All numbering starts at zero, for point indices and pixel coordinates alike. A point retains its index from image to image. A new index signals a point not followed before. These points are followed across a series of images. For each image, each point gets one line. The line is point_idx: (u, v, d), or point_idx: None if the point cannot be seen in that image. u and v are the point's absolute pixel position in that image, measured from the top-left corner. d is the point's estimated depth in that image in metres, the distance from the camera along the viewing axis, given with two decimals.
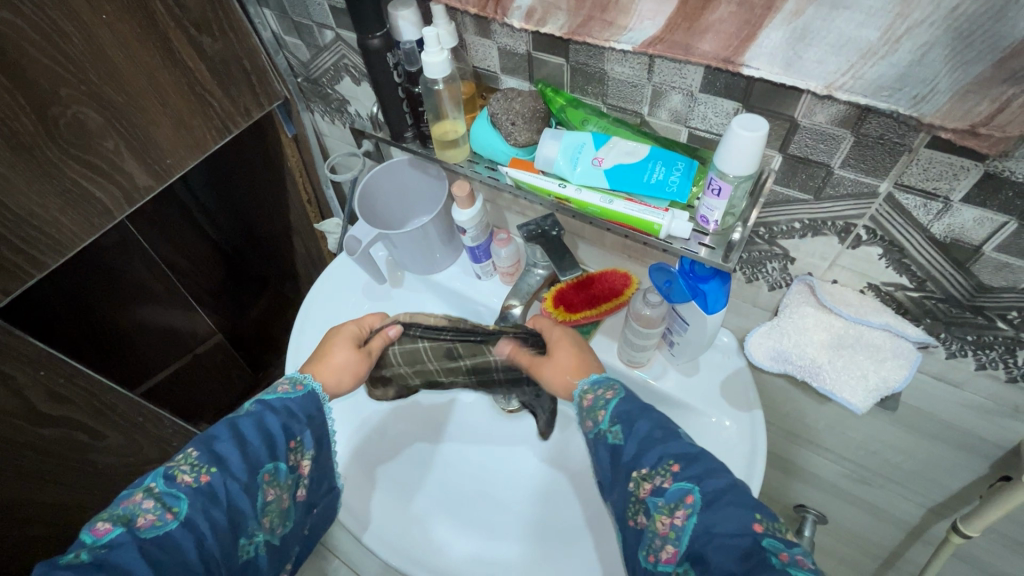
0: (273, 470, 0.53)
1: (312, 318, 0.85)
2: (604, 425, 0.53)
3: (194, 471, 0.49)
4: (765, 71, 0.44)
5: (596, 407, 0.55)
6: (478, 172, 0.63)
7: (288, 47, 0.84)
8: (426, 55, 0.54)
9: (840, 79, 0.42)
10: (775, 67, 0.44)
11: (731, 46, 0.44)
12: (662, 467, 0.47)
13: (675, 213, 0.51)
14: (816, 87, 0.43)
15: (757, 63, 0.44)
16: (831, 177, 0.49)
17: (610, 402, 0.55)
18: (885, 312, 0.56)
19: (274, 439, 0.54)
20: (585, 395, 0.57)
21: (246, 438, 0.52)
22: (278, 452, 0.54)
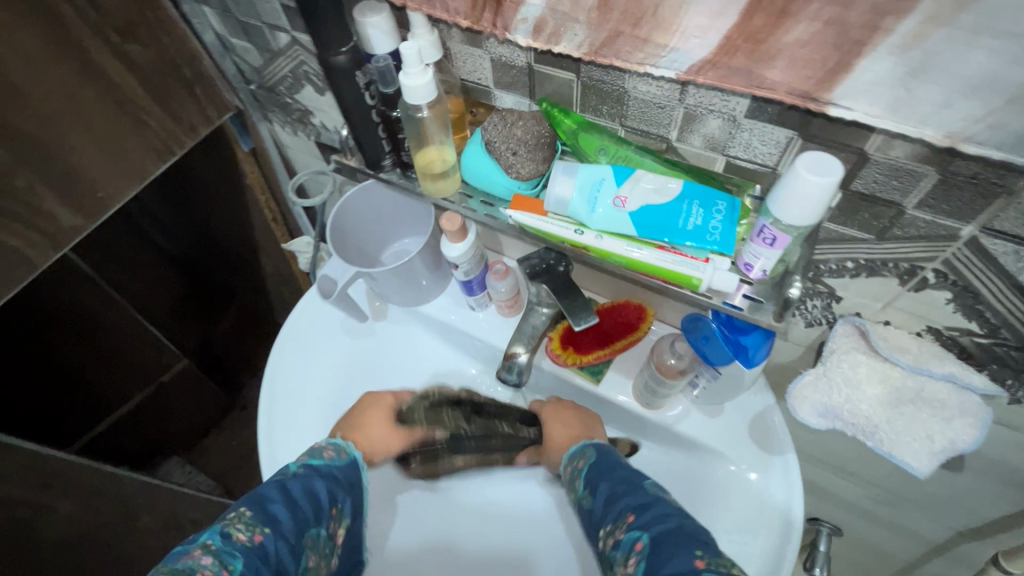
0: (316, 535, 0.49)
1: (285, 362, 0.74)
2: (579, 492, 0.55)
3: (249, 530, 0.44)
4: (860, 112, 0.36)
5: (574, 478, 0.57)
6: (473, 208, 0.54)
7: (236, 51, 0.70)
8: (405, 76, 0.44)
9: (970, 128, 0.34)
10: (876, 110, 0.35)
11: (813, 79, 0.35)
12: (619, 520, 0.47)
13: (716, 263, 0.43)
14: (932, 134, 0.35)
15: (853, 100, 0.35)
16: (901, 217, 0.42)
17: (582, 470, 0.57)
18: (948, 359, 0.48)
19: (320, 502, 0.51)
20: (568, 463, 0.60)
21: (298, 500, 0.49)
22: (320, 516, 0.50)
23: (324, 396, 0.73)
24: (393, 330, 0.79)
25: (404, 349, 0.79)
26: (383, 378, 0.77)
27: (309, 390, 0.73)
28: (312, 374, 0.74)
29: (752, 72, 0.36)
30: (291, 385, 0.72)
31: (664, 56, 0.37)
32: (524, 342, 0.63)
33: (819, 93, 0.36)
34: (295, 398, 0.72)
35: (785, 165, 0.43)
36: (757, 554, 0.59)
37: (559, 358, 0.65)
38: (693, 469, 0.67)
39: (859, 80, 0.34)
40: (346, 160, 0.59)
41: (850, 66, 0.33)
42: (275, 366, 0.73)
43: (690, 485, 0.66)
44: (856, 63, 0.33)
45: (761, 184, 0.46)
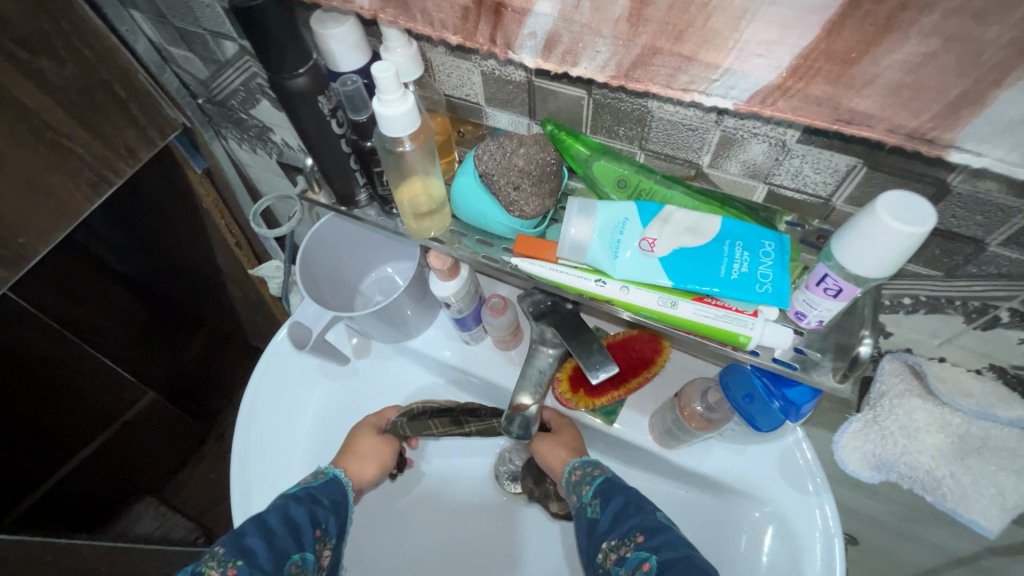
0: (302, 560, 0.47)
1: (258, 427, 0.64)
2: (586, 498, 0.52)
3: (221, 565, 0.43)
4: (989, 158, 0.27)
5: (583, 483, 0.54)
6: (468, 248, 0.46)
7: (176, 61, 0.61)
8: (381, 104, 0.35)
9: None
10: (1014, 157, 0.26)
11: (920, 115, 0.26)
12: (627, 539, 0.46)
13: (766, 315, 0.36)
14: None
15: (983, 145, 0.26)
16: (980, 254, 0.35)
17: (597, 478, 0.53)
18: (1016, 402, 0.41)
19: (300, 526, 0.49)
20: (573, 471, 0.56)
21: (274, 529, 0.47)
22: (304, 540, 0.48)
23: (307, 463, 0.64)
24: (381, 372, 0.70)
25: (394, 395, 0.70)
26: None
27: (289, 456, 0.63)
28: (292, 437, 0.64)
29: (838, 102, 0.27)
30: (268, 453, 0.63)
31: (715, 79, 0.29)
32: (531, 390, 0.55)
33: (936, 134, 0.27)
34: (273, 469, 0.62)
35: (841, 196, 0.36)
36: None
37: (569, 402, 0.59)
38: (716, 515, 0.60)
39: (996, 120, 0.25)
40: (314, 194, 0.50)
41: (984, 100, 0.25)
42: (248, 433, 0.63)
43: (712, 533, 0.59)
44: (994, 95, 0.24)
45: (800, 214, 0.39)
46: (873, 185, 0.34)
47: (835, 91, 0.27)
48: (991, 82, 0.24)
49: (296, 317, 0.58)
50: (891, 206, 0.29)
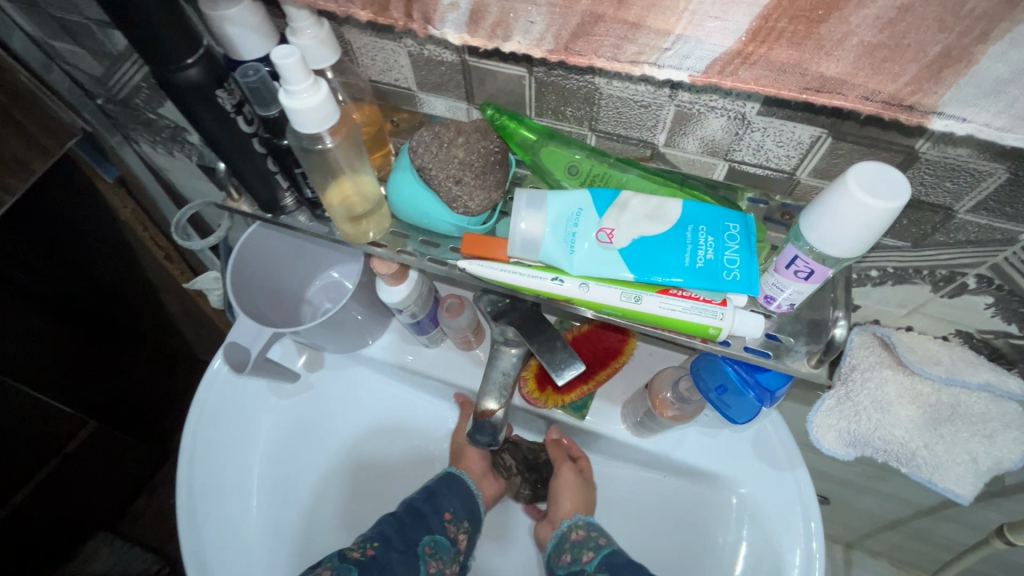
0: (434, 542, 0.55)
1: (202, 472, 0.57)
2: (592, 567, 0.53)
3: (360, 547, 0.52)
4: (975, 124, 0.25)
5: (584, 547, 0.55)
6: (412, 251, 0.41)
7: (64, 57, 0.53)
8: (289, 96, 0.30)
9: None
10: (1001, 121, 0.24)
11: (895, 77, 0.24)
12: None
13: (735, 303, 0.34)
14: None
15: (967, 109, 0.24)
16: (948, 222, 0.34)
17: (602, 548, 0.55)
18: (982, 365, 0.41)
19: (425, 515, 0.57)
20: (575, 528, 0.57)
21: (401, 519, 0.56)
22: (433, 525, 0.56)
23: (266, 500, 0.58)
24: (337, 383, 0.65)
25: (350, 408, 0.65)
26: (333, 444, 0.63)
27: (244, 497, 0.58)
28: (244, 476, 0.59)
29: (806, 68, 0.24)
30: (218, 481, 0.58)
31: (667, 47, 0.26)
32: (496, 394, 0.52)
33: (915, 100, 0.24)
34: (226, 503, 0.57)
35: (806, 169, 0.34)
36: None
37: (538, 402, 0.57)
38: (695, 501, 0.58)
39: (983, 80, 0.23)
40: (234, 201, 0.45)
41: (970, 57, 0.22)
42: (190, 483, 0.56)
43: (693, 519, 0.58)
44: (979, 51, 0.22)
45: (763, 190, 0.37)
46: (839, 156, 0.32)
47: (800, 55, 0.24)
48: (975, 37, 0.21)
49: (234, 337, 0.54)
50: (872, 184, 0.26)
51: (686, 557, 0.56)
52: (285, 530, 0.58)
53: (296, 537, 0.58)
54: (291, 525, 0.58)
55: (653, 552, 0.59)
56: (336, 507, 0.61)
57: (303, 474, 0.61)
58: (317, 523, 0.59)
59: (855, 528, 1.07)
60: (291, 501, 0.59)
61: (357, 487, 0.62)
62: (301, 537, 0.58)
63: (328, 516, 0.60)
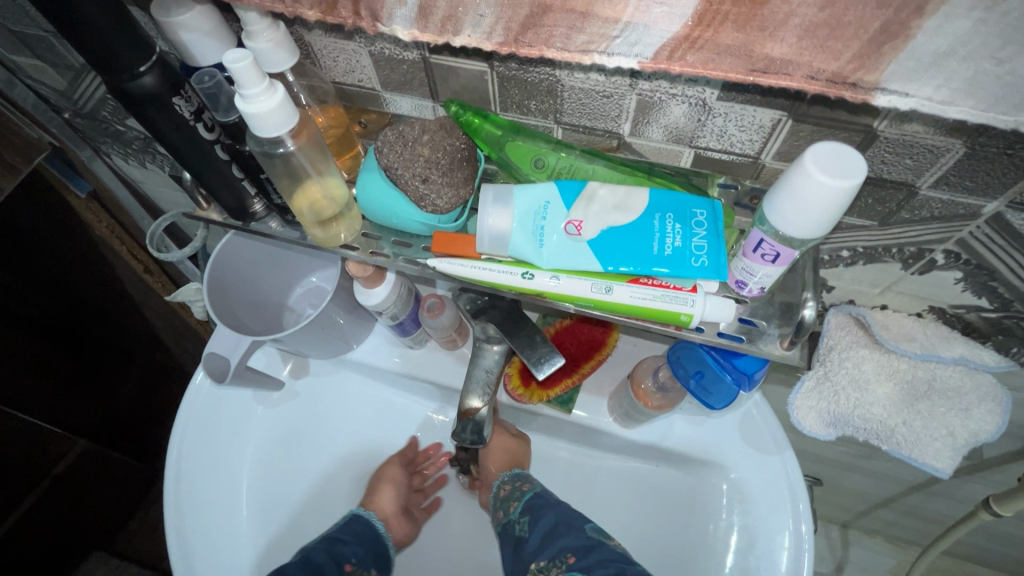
0: None
1: (191, 479, 0.57)
2: (514, 516, 0.56)
3: None
4: (918, 99, 0.25)
5: (511, 499, 0.58)
6: (385, 252, 0.41)
7: (25, 71, 0.52)
8: (245, 100, 0.30)
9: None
10: (943, 94, 0.24)
11: (838, 56, 0.24)
12: (559, 560, 0.51)
13: (705, 289, 0.34)
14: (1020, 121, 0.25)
15: (911, 84, 0.24)
16: (912, 199, 0.34)
17: (525, 494, 0.58)
18: (955, 340, 0.42)
19: (323, 565, 0.54)
20: (501, 485, 0.60)
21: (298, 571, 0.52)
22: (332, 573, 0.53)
23: (254, 502, 0.58)
24: (324, 388, 0.65)
25: (338, 414, 0.65)
26: (321, 447, 0.63)
27: (234, 506, 0.58)
28: (233, 485, 0.59)
29: (751, 49, 0.24)
30: (206, 481, 0.58)
31: (616, 35, 0.26)
32: (479, 392, 0.52)
33: (860, 77, 0.24)
34: (216, 503, 0.57)
35: (769, 153, 0.34)
36: None
37: (523, 397, 0.57)
38: (685, 491, 0.59)
39: (923, 53, 0.23)
40: (203, 210, 0.44)
41: (907, 32, 0.22)
42: (179, 493, 0.56)
43: (683, 507, 0.58)
44: (917, 25, 0.22)
45: (731, 175, 0.37)
46: (800, 137, 0.32)
47: (745, 37, 0.24)
48: (912, 11, 0.21)
49: (211, 347, 0.52)
50: (833, 166, 0.26)
51: (674, 548, 0.56)
52: (272, 531, 0.57)
53: (285, 543, 0.58)
54: (281, 531, 0.58)
55: (642, 544, 0.58)
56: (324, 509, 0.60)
57: (292, 477, 0.60)
58: (308, 530, 0.59)
59: (850, 509, 1.08)
60: (281, 509, 0.59)
61: (348, 491, 0.62)
62: (289, 542, 0.58)
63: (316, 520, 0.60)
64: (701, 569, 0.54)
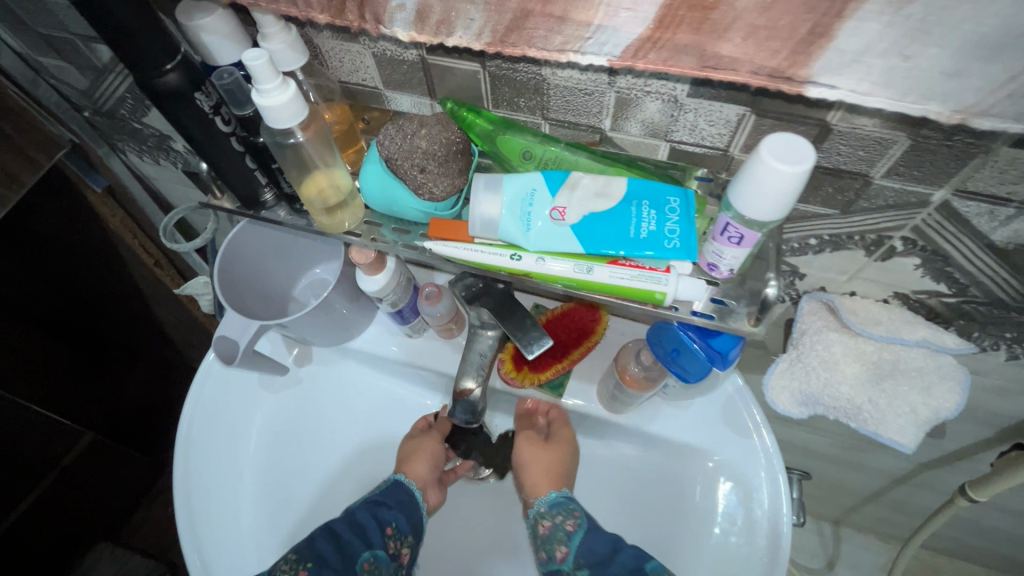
0: (373, 557, 0.53)
1: (198, 466, 0.60)
2: (567, 563, 0.52)
3: (293, 567, 0.50)
4: (844, 90, 0.28)
5: (555, 540, 0.54)
6: (385, 238, 0.44)
7: (50, 72, 0.55)
8: (260, 95, 0.33)
9: (985, 101, 0.28)
10: (863, 87, 0.28)
11: (777, 55, 0.27)
12: None
13: (678, 270, 0.37)
14: (938, 109, 0.29)
15: (836, 77, 0.28)
16: (867, 188, 0.37)
17: (571, 534, 0.54)
18: (919, 324, 0.45)
19: (366, 528, 0.55)
20: (540, 520, 0.57)
21: (339, 534, 0.53)
22: (372, 540, 0.54)
23: (256, 488, 0.60)
24: (325, 376, 0.68)
25: (339, 403, 0.68)
26: (321, 435, 0.65)
27: (241, 494, 0.60)
28: (237, 471, 0.61)
29: (704, 48, 0.28)
30: (211, 468, 0.60)
31: (589, 36, 0.29)
32: (473, 373, 0.55)
33: (793, 71, 0.28)
34: (220, 490, 0.60)
35: (737, 145, 0.37)
36: (750, 560, 0.54)
37: (515, 380, 0.60)
38: (671, 472, 0.61)
39: (845, 49, 0.26)
40: (217, 201, 0.47)
41: (831, 32, 0.25)
42: (186, 487, 0.59)
43: (670, 489, 0.60)
44: (839, 26, 0.25)
45: (708, 168, 0.40)
46: (763, 131, 0.35)
47: (698, 38, 0.27)
48: (836, 14, 0.25)
49: (221, 330, 0.55)
50: (779, 157, 0.30)
51: (660, 527, 0.59)
52: (273, 515, 0.60)
53: (285, 527, 0.59)
54: (281, 515, 0.60)
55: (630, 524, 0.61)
56: (323, 495, 0.63)
57: (293, 463, 0.63)
58: (313, 515, 0.61)
59: (840, 504, 1.10)
60: (286, 497, 0.61)
61: (349, 478, 0.65)
62: (289, 526, 0.60)
63: (315, 505, 0.62)
64: (687, 547, 0.56)
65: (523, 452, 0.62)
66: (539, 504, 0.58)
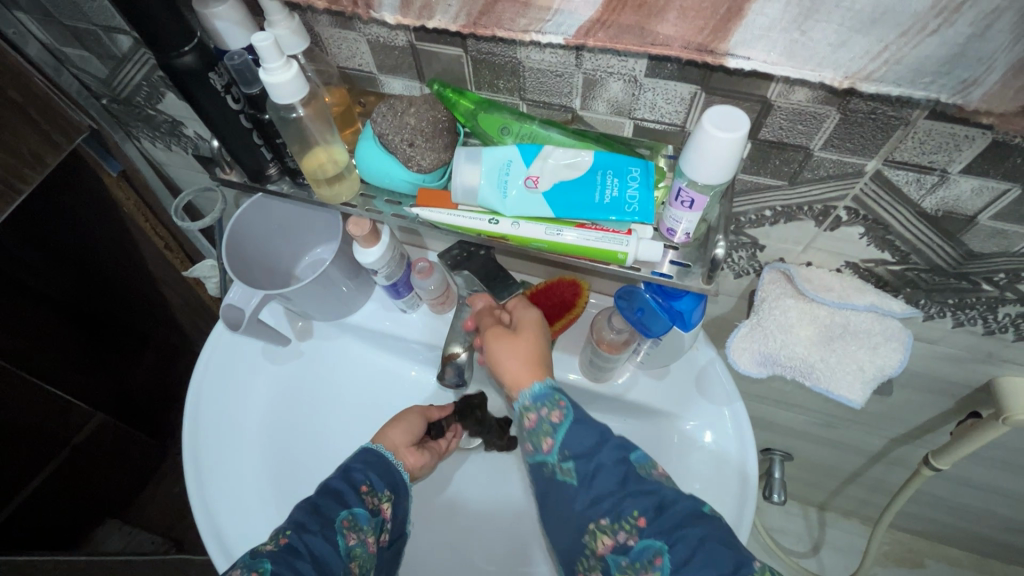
0: (352, 515, 0.51)
1: (206, 437, 0.64)
2: (553, 458, 0.45)
3: (273, 538, 0.47)
4: (758, 60, 0.34)
5: (540, 434, 0.46)
6: (378, 209, 0.48)
7: (72, 62, 0.60)
8: (267, 73, 0.38)
9: (869, 67, 0.33)
10: (774, 57, 0.34)
11: (704, 31, 0.33)
12: (626, 521, 0.42)
13: (640, 234, 0.41)
14: (833, 78, 0.34)
15: (748, 50, 0.33)
16: (810, 159, 0.41)
17: (557, 428, 0.46)
18: (867, 290, 0.49)
19: (341, 489, 0.52)
20: (525, 413, 0.47)
21: (315, 498, 0.51)
22: (349, 499, 0.52)
23: (261, 455, 0.64)
24: (324, 352, 0.72)
25: (339, 378, 0.72)
26: (323, 409, 0.70)
27: (244, 454, 0.64)
28: (242, 440, 0.65)
29: (643, 27, 0.34)
30: (219, 438, 0.64)
31: (548, 19, 0.35)
32: (461, 339, 0.59)
33: (714, 45, 0.34)
34: (227, 459, 0.64)
35: (692, 121, 0.41)
36: (719, 513, 0.58)
37: None
38: (648, 436, 0.65)
39: (755, 29, 0.32)
40: (225, 175, 0.52)
41: (743, 12, 0.31)
42: (196, 456, 0.63)
43: (647, 452, 0.64)
44: (749, 7, 0.31)
45: (669, 144, 0.44)
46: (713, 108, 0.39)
47: (638, 18, 0.33)
48: None
49: (229, 300, 0.59)
50: (705, 123, 0.34)
51: None
52: (276, 480, 0.63)
53: (287, 491, 0.63)
54: (285, 480, 0.64)
55: None
56: (323, 463, 0.67)
57: (297, 434, 0.67)
58: (311, 478, 0.65)
59: (822, 487, 1.14)
60: (289, 463, 0.65)
61: (346, 446, 0.69)
62: (292, 491, 0.63)
63: (317, 472, 0.66)
64: None
65: (494, 350, 0.50)
66: (523, 399, 0.48)
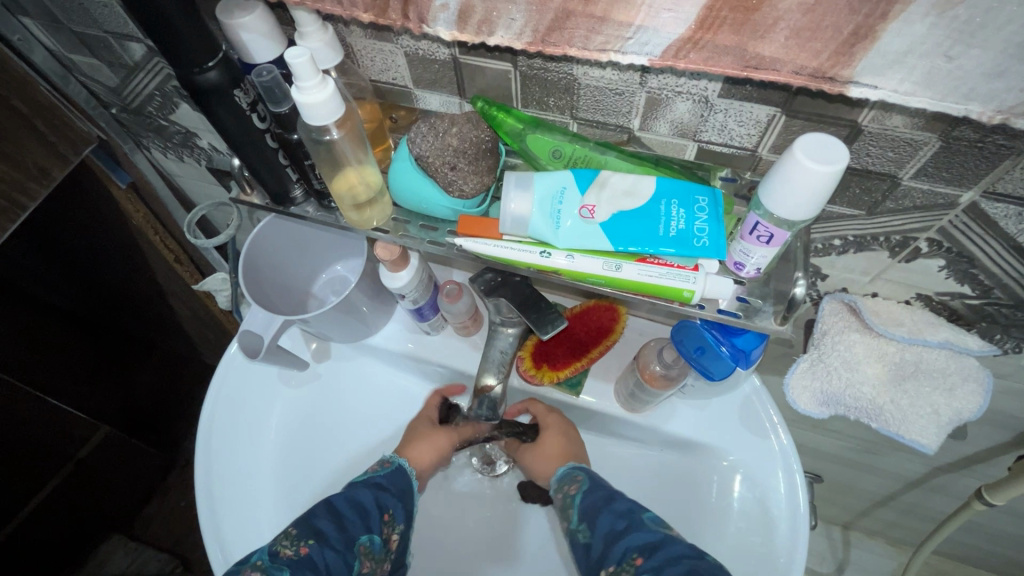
0: (370, 542, 0.49)
1: (218, 463, 0.60)
2: (574, 525, 0.52)
3: (293, 543, 0.45)
4: (885, 90, 0.30)
5: (567, 507, 0.54)
6: (413, 235, 0.44)
7: (81, 69, 0.57)
8: (300, 92, 0.34)
9: (991, 89, 0.29)
10: (905, 87, 0.30)
11: (821, 55, 0.29)
12: (626, 564, 0.45)
13: (707, 268, 0.37)
14: (981, 110, 0.30)
15: (879, 78, 0.30)
16: (895, 189, 0.37)
17: (575, 498, 0.54)
18: (940, 325, 0.45)
19: (368, 510, 0.51)
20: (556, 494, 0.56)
21: (343, 511, 0.49)
22: (372, 523, 0.50)
23: (276, 480, 0.61)
24: (343, 373, 0.69)
25: (357, 398, 0.69)
26: (341, 429, 0.66)
27: (258, 482, 0.60)
28: (256, 464, 0.61)
29: (744, 48, 0.30)
30: (232, 463, 0.61)
31: (629, 36, 0.32)
32: (494, 370, 0.55)
33: (835, 71, 0.30)
34: (241, 484, 0.60)
35: (766, 145, 0.37)
36: (770, 559, 0.53)
37: (534, 378, 0.60)
38: (686, 471, 0.61)
39: (888, 52, 0.28)
40: (246, 195, 0.48)
41: (874, 34, 0.28)
42: (208, 483, 0.59)
43: (687, 487, 0.60)
44: (882, 28, 0.27)
45: (733, 168, 0.40)
46: (793, 131, 0.35)
47: (740, 39, 0.30)
48: (878, 16, 0.27)
49: (246, 326, 0.56)
50: (800, 156, 0.30)
51: (677, 524, 0.59)
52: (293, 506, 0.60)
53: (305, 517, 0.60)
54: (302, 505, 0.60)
55: None
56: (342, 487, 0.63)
57: (314, 456, 0.64)
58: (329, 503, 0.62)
59: (851, 508, 1.10)
60: (306, 488, 0.62)
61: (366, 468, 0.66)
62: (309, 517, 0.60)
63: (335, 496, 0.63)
64: (705, 545, 0.56)
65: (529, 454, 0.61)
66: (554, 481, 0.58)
